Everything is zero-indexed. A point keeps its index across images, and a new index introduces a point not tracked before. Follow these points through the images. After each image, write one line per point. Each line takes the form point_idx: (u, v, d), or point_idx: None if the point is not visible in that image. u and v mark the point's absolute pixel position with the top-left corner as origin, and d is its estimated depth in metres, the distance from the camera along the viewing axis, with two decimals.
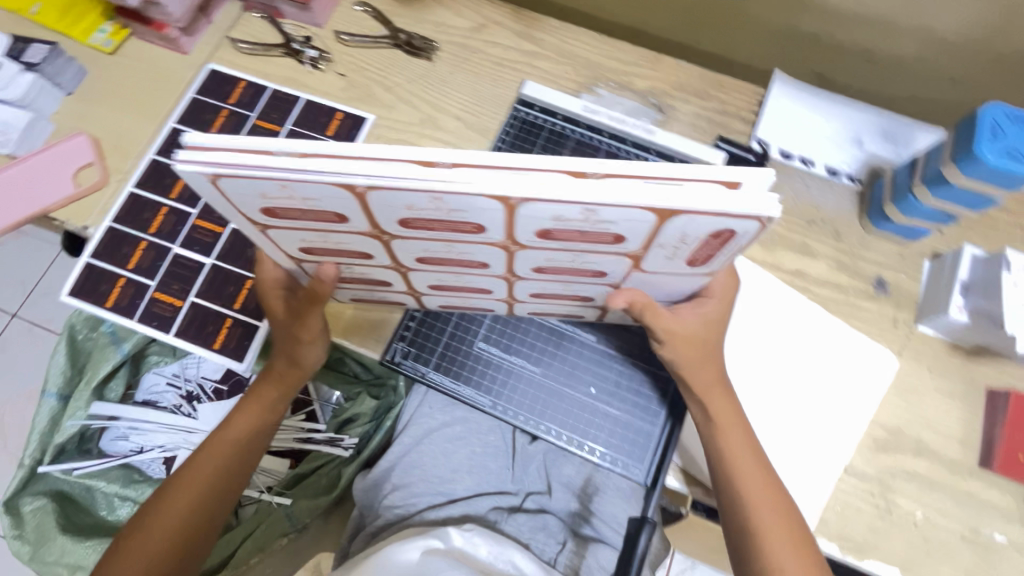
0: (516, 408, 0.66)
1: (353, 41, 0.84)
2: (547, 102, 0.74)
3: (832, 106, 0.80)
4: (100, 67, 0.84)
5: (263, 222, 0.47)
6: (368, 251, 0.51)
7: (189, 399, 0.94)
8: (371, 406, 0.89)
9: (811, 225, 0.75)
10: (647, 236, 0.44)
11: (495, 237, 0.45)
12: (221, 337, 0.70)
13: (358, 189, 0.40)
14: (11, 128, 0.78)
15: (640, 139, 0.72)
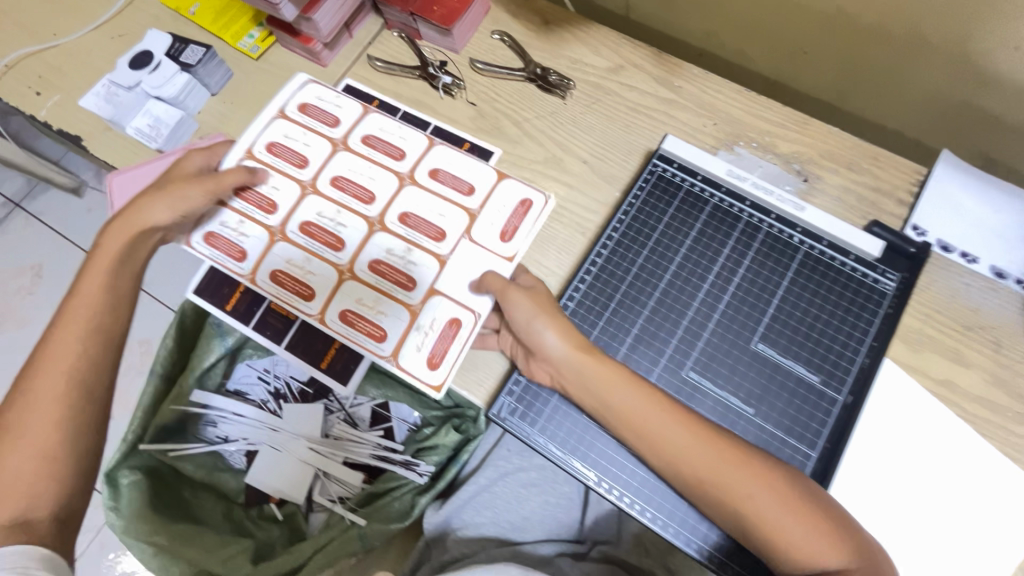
0: (622, 489, 0.60)
1: (488, 71, 0.83)
2: (687, 160, 0.70)
3: (1002, 198, 0.72)
4: (244, 71, 0.87)
5: (375, 216, 0.68)
6: (423, 259, 0.66)
7: (274, 396, 0.96)
8: (452, 439, 0.88)
9: (969, 333, 0.66)
10: (473, 219, 0.67)
11: (373, 209, 0.68)
12: (329, 356, 0.70)
13: (493, 178, 0.69)
14: (161, 124, 0.82)
15: (787, 214, 0.67)
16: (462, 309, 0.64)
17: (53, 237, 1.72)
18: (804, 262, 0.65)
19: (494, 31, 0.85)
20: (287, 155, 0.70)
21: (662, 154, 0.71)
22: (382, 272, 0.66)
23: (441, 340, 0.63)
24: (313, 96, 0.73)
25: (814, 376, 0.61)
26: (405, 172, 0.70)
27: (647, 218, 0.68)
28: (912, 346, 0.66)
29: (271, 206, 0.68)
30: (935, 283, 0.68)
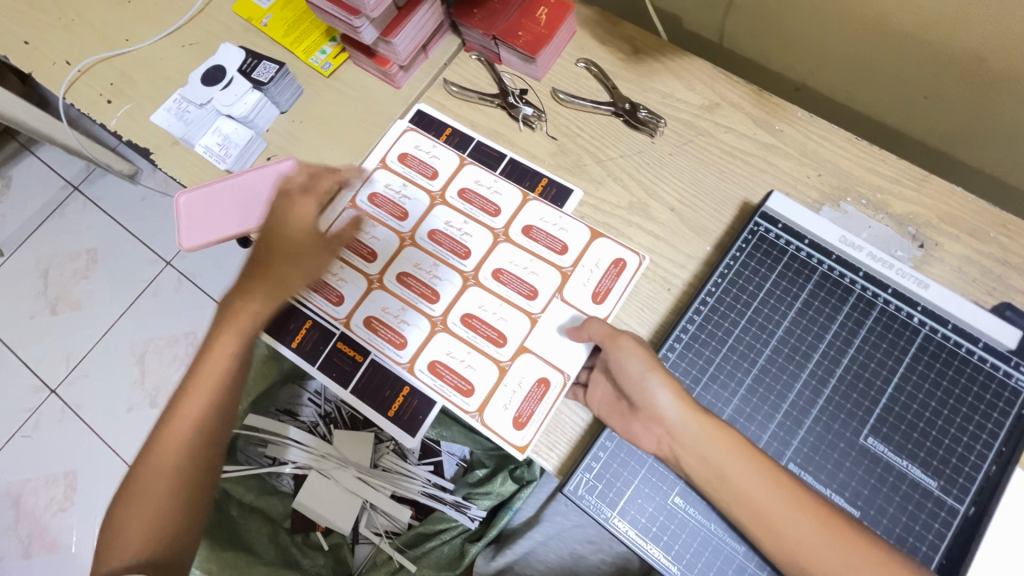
0: None
1: (572, 104, 0.77)
2: (793, 221, 0.64)
3: None
4: (315, 89, 0.84)
5: (471, 271, 0.70)
6: (513, 316, 0.67)
7: (324, 419, 0.97)
8: (508, 489, 0.84)
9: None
10: (570, 273, 0.68)
11: (468, 263, 0.70)
12: (396, 405, 0.67)
13: (587, 236, 0.70)
14: (231, 144, 0.79)
15: (907, 290, 0.60)
16: (552, 368, 0.64)
17: (108, 223, 1.75)
18: (925, 347, 0.58)
19: (580, 60, 0.79)
20: (389, 206, 0.74)
21: (765, 212, 0.65)
22: (473, 325, 0.67)
23: (529, 399, 0.63)
24: (415, 149, 0.77)
25: (933, 482, 0.55)
26: (500, 228, 0.71)
27: (746, 283, 0.62)
28: None
29: (371, 255, 0.72)
30: None
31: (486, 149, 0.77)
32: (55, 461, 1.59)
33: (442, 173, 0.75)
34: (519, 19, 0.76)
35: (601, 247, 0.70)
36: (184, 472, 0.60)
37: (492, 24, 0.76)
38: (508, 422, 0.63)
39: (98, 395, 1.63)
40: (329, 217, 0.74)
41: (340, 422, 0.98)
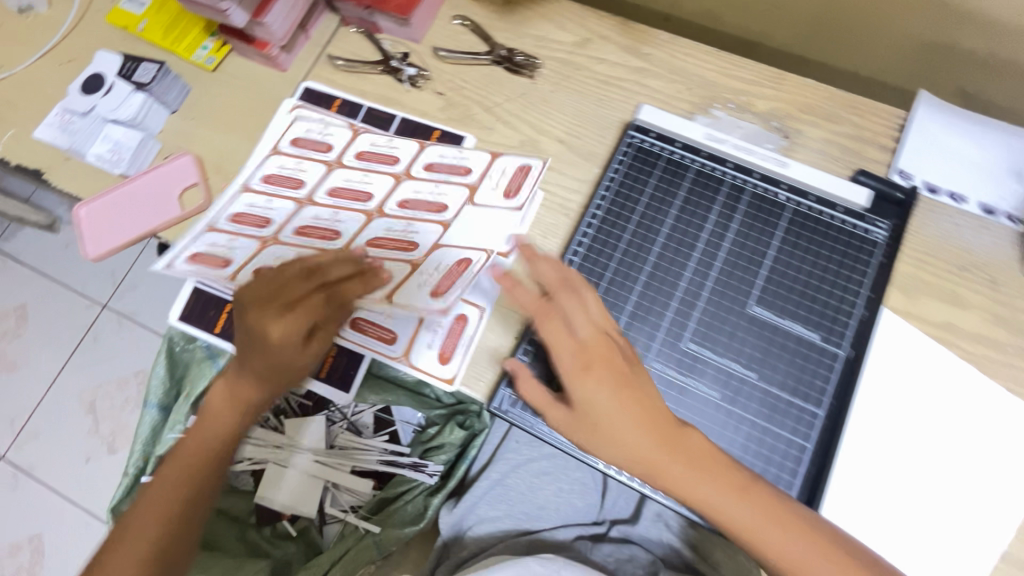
0: (631, 466, 0.60)
1: (453, 59, 0.80)
2: (663, 128, 0.69)
3: (982, 133, 0.71)
4: (202, 84, 0.84)
5: (374, 209, 0.70)
6: (424, 235, 0.66)
7: (275, 411, 0.95)
8: (458, 436, 0.87)
9: (966, 272, 0.65)
10: (472, 184, 0.69)
11: (370, 204, 0.71)
12: (327, 366, 0.70)
13: (487, 157, 0.71)
14: (123, 148, 0.79)
15: (771, 171, 0.66)
16: (480, 252, 0.63)
17: (34, 276, 1.68)
18: (794, 218, 0.64)
19: (455, 17, 0.82)
20: (284, 180, 0.74)
21: (638, 124, 0.70)
22: (383, 254, 0.66)
23: (457, 278, 0.61)
24: (307, 126, 0.78)
25: (815, 334, 0.61)
26: (400, 171, 0.73)
27: (631, 188, 0.68)
28: (906, 292, 0.64)
29: (265, 222, 0.70)
30: (924, 226, 0.67)
31: (376, 113, 0.79)
32: (18, 528, 1.53)
33: (334, 135, 0.77)
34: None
35: (494, 158, 0.70)
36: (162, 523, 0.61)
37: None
38: (433, 359, 0.65)
39: (54, 453, 1.57)
40: (226, 197, 0.75)
41: (292, 410, 0.95)
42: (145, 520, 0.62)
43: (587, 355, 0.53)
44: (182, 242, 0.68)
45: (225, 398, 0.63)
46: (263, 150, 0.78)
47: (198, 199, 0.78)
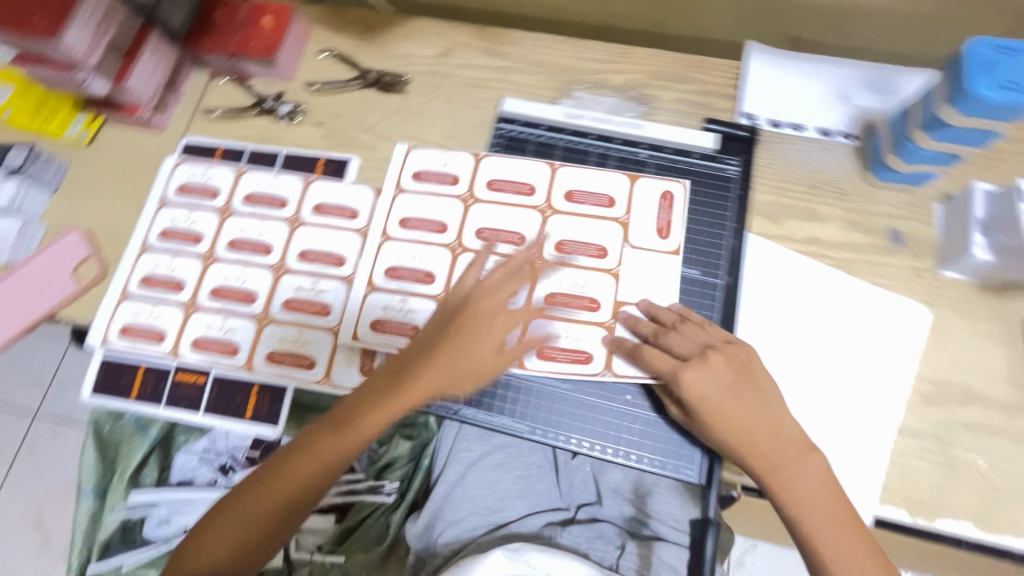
0: (551, 429, 0.68)
1: (327, 89, 0.84)
2: (528, 115, 0.79)
3: (809, 65, 0.79)
4: (78, 160, 0.84)
5: (278, 263, 0.76)
6: (331, 285, 0.74)
7: (223, 471, 0.89)
8: (406, 449, 0.91)
9: (816, 190, 0.74)
10: (374, 215, 0.76)
11: (273, 258, 0.76)
12: (251, 405, 0.72)
13: (370, 194, 0.78)
14: (5, 239, 0.78)
15: (629, 135, 0.77)
16: (401, 297, 0.73)
17: None
18: (652, 167, 0.75)
19: (321, 51, 0.85)
20: (182, 236, 0.78)
21: (505, 116, 0.80)
22: (297, 308, 0.74)
23: (402, 323, 0.71)
24: (191, 178, 0.81)
25: (696, 270, 0.71)
26: (292, 216, 0.78)
27: (503, 165, 0.77)
28: (771, 218, 0.73)
29: (179, 285, 0.76)
30: (775, 157, 0.75)
31: (259, 154, 0.81)
32: None
33: (218, 184, 0.80)
34: (247, 25, 0.81)
35: (412, 156, 0.78)
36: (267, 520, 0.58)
37: (225, 36, 0.80)
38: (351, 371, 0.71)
39: None
40: (124, 267, 0.77)
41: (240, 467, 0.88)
42: (226, 529, 0.58)
43: (455, 333, 0.56)
44: (107, 320, 0.75)
45: (344, 437, 0.56)
46: (154, 208, 0.80)
47: (94, 270, 0.78)
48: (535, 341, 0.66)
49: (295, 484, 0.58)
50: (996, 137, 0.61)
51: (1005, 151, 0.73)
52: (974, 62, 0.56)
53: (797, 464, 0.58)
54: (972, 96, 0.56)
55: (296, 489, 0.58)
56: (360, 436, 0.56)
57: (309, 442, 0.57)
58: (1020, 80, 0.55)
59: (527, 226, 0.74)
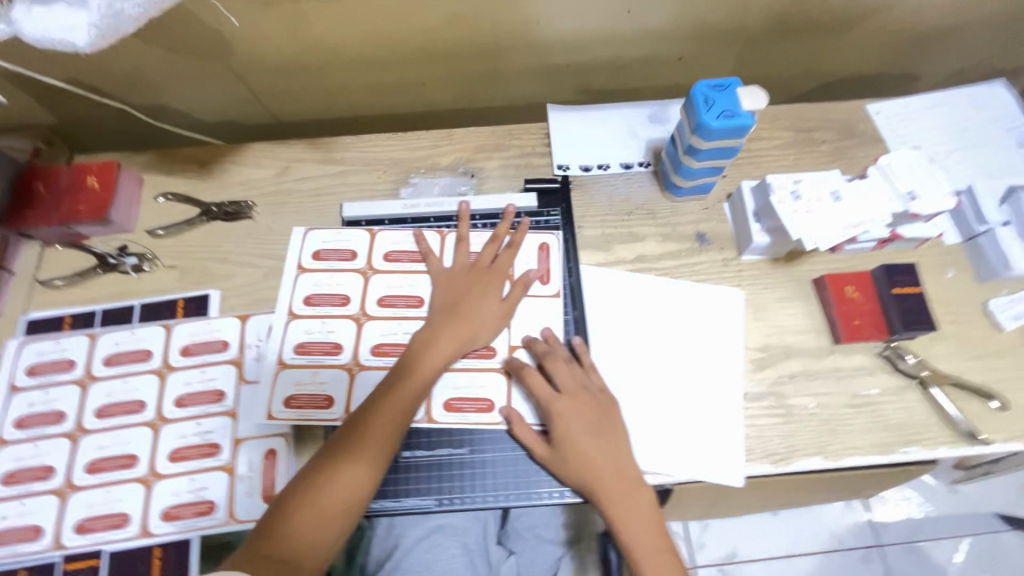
0: (499, 487, 0.61)
1: (170, 233, 0.74)
2: (369, 212, 0.73)
3: (603, 112, 0.82)
4: None
5: (155, 413, 0.62)
6: (214, 424, 0.61)
7: None
8: None
9: (872, 200, 0.65)
10: (240, 338, 0.66)
11: (148, 411, 0.62)
12: (157, 566, 0.57)
13: (237, 322, 0.67)
14: None
15: (533, 209, 0.74)
16: (311, 371, 0.63)
17: None
18: (587, 218, 0.75)
19: (158, 195, 0.76)
20: (39, 419, 0.62)
21: (347, 219, 0.73)
22: (184, 455, 0.60)
23: (312, 396, 0.62)
24: (39, 357, 0.65)
25: None
26: (159, 364, 0.64)
27: (403, 235, 0.72)
28: (789, 263, 0.72)
29: (47, 470, 0.60)
30: (818, 186, 0.66)
31: (112, 312, 0.68)
32: None
33: (59, 337, 0.66)
34: (71, 193, 0.71)
35: (298, 251, 0.71)
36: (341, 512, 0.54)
37: (48, 210, 0.70)
38: (255, 502, 0.58)
39: None
40: None
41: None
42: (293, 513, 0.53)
43: (457, 312, 0.64)
44: None
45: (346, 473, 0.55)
46: (27, 326, 0.68)
47: None
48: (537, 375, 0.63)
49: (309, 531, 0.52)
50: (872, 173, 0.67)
51: (947, 104, 0.81)
52: (698, 101, 0.61)
53: (651, 537, 0.58)
54: (706, 128, 0.61)
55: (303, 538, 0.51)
56: (359, 465, 0.55)
57: (328, 469, 0.55)
58: (732, 106, 0.61)
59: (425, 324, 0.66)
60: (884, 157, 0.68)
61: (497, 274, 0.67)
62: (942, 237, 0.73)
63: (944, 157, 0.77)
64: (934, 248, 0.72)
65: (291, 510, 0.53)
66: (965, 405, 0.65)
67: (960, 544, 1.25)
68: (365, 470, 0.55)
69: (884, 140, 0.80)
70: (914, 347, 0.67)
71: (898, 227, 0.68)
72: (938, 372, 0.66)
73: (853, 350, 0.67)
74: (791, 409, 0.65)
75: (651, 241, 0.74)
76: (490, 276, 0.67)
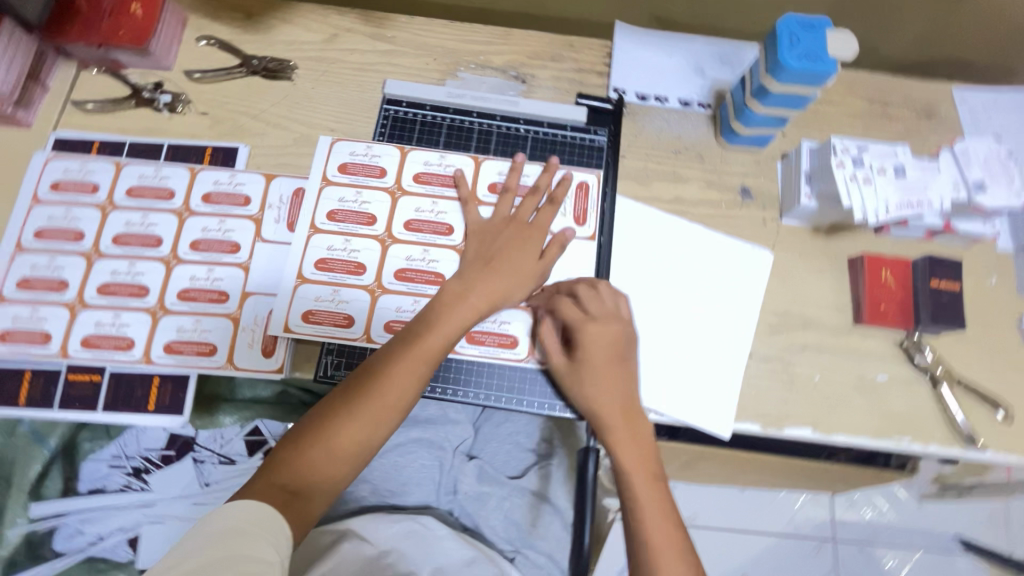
0: (491, 386, 0.61)
1: (207, 77, 0.71)
2: (412, 96, 0.70)
3: (673, 41, 0.77)
4: None
5: (170, 252, 0.62)
6: (227, 274, 0.62)
7: (137, 474, 0.80)
8: None
9: (939, 184, 0.61)
10: (264, 197, 0.65)
11: (165, 249, 0.62)
12: (154, 397, 0.59)
13: (261, 180, 0.66)
14: None
15: (579, 124, 0.70)
16: (333, 289, 0.62)
17: None
18: (632, 147, 0.72)
19: (199, 38, 0.73)
20: (59, 234, 0.63)
21: (388, 98, 0.70)
22: (194, 297, 0.61)
23: (333, 313, 0.61)
24: (64, 175, 0.65)
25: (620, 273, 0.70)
26: (181, 206, 0.64)
27: (437, 155, 0.67)
28: (830, 235, 0.69)
29: (62, 284, 0.61)
30: (886, 158, 0.62)
31: (140, 147, 0.68)
32: None
33: (83, 159, 0.66)
34: (113, 15, 0.68)
35: (330, 145, 0.67)
36: (348, 454, 0.49)
37: (85, 29, 0.67)
38: (255, 355, 0.60)
39: None
40: None
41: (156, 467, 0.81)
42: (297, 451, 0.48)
43: (491, 266, 0.60)
44: None
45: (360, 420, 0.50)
46: (55, 144, 0.67)
47: None
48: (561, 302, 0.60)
49: (316, 470, 0.48)
50: (944, 154, 0.63)
51: None
52: (782, 36, 0.57)
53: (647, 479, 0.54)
54: (784, 69, 0.56)
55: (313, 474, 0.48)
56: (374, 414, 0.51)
57: (333, 411, 0.50)
58: (817, 49, 0.56)
59: (448, 265, 0.63)
60: (960, 142, 0.63)
61: (536, 229, 0.62)
62: (994, 241, 0.69)
63: (1020, 160, 0.72)
64: (983, 251, 0.69)
65: (301, 443, 0.49)
66: (970, 409, 0.63)
67: (912, 556, 1.28)
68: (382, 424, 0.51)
69: (963, 130, 0.74)
70: (935, 343, 0.65)
71: (953, 219, 0.65)
72: (952, 372, 0.64)
73: (872, 334, 0.66)
74: (795, 377, 0.64)
75: (694, 185, 0.71)
76: (527, 234, 0.62)
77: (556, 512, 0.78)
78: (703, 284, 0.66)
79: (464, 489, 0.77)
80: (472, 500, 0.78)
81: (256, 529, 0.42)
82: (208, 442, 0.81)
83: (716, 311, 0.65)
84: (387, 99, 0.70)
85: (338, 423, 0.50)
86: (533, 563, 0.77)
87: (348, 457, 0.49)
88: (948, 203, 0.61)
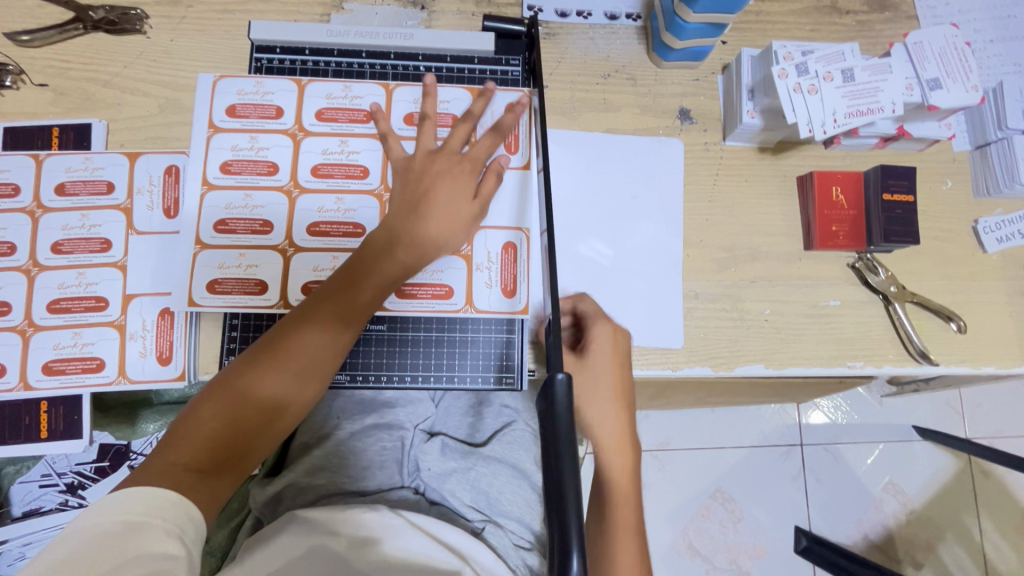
0: (415, 367, 0.53)
1: (38, 38, 0.59)
2: (285, 39, 0.57)
3: None
4: None
5: (28, 260, 0.54)
6: (101, 276, 0.54)
7: (73, 490, 0.77)
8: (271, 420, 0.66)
9: (893, 85, 0.55)
10: (129, 180, 0.56)
11: (20, 256, 0.54)
12: (44, 425, 0.53)
13: (125, 162, 0.56)
14: None
15: (488, 53, 0.58)
16: (238, 253, 0.53)
17: None
18: (555, 75, 0.63)
19: None
20: None
21: (259, 45, 0.57)
22: (66, 307, 0.53)
23: (242, 281, 0.53)
24: None
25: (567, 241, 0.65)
26: (30, 203, 0.55)
27: (340, 86, 0.56)
28: (776, 154, 0.63)
29: None
30: (834, 58, 0.55)
31: None
32: None
33: None
34: None
35: (212, 79, 0.56)
36: (281, 403, 0.45)
37: None
38: (146, 362, 0.53)
39: None
40: None
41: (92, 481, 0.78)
42: (228, 402, 0.44)
43: (419, 210, 0.50)
44: None
45: (289, 371, 0.46)
46: None
47: None
48: (508, 258, 0.54)
49: (235, 428, 0.44)
50: (894, 49, 0.56)
51: None
52: None
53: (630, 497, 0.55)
54: None
55: (226, 442, 0.43)
56: (300, 371, 0.46)
57: (269, 356, 0.45)
58: None
59: (365, 214, 0.54)
60: (913, 34, 0.56)
61: (466, 161, 0.52)
62: (950, 142, 0.64)
63: (978, 47, 0.66)
64: (939, 153, 0.64)
65: (235, 381, 0.45)
66: (924, 325, 0.61)
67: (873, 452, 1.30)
68: (312, 374, 0.46)
69: (918, 18, 0.67)
70: (888, 260, 0.62)
71: (905, 123, 0.59)
72: (906, 290, 0.61)
73: (824, 258, 0.62)
74: (745, 313, 0.60)
75: (627, 113, 0.63)
76: (457, 162, 0.52)
77: (517, 475, 0.66)
78: (646, 222, 0.61)
79: (427, 465, 0.65)
80: (433, 478, 0.64)
81: (155, 522, 0.38)
82: (144, 448, 0.78)
83: (659, 252, 0.60)
84: (256, 46, 0.58)
85: (276, 368, 0.45)
86: (508, 535, 0.63)
87: (281, 405, 0.45)
88: (902, 106, 0.55)
